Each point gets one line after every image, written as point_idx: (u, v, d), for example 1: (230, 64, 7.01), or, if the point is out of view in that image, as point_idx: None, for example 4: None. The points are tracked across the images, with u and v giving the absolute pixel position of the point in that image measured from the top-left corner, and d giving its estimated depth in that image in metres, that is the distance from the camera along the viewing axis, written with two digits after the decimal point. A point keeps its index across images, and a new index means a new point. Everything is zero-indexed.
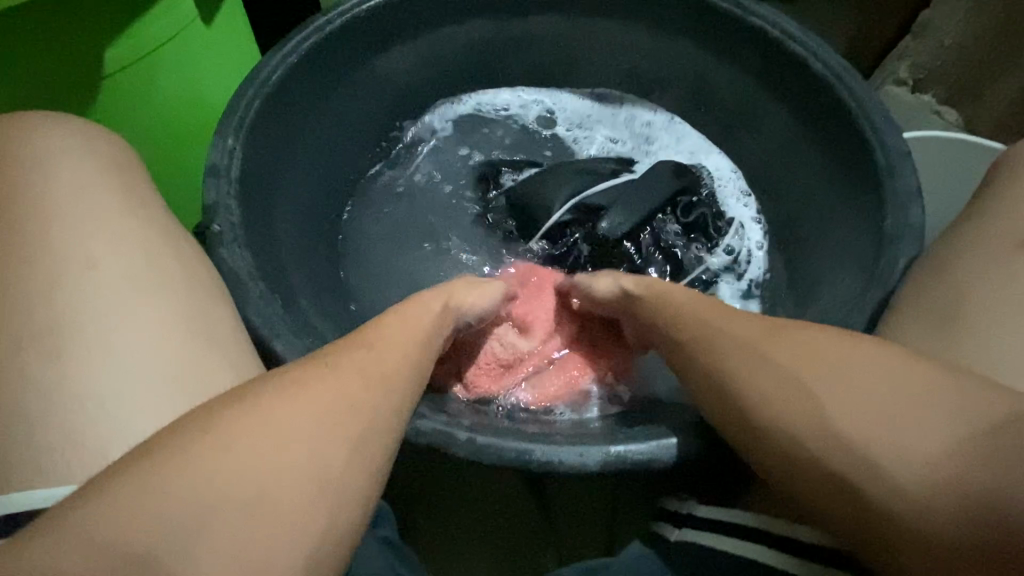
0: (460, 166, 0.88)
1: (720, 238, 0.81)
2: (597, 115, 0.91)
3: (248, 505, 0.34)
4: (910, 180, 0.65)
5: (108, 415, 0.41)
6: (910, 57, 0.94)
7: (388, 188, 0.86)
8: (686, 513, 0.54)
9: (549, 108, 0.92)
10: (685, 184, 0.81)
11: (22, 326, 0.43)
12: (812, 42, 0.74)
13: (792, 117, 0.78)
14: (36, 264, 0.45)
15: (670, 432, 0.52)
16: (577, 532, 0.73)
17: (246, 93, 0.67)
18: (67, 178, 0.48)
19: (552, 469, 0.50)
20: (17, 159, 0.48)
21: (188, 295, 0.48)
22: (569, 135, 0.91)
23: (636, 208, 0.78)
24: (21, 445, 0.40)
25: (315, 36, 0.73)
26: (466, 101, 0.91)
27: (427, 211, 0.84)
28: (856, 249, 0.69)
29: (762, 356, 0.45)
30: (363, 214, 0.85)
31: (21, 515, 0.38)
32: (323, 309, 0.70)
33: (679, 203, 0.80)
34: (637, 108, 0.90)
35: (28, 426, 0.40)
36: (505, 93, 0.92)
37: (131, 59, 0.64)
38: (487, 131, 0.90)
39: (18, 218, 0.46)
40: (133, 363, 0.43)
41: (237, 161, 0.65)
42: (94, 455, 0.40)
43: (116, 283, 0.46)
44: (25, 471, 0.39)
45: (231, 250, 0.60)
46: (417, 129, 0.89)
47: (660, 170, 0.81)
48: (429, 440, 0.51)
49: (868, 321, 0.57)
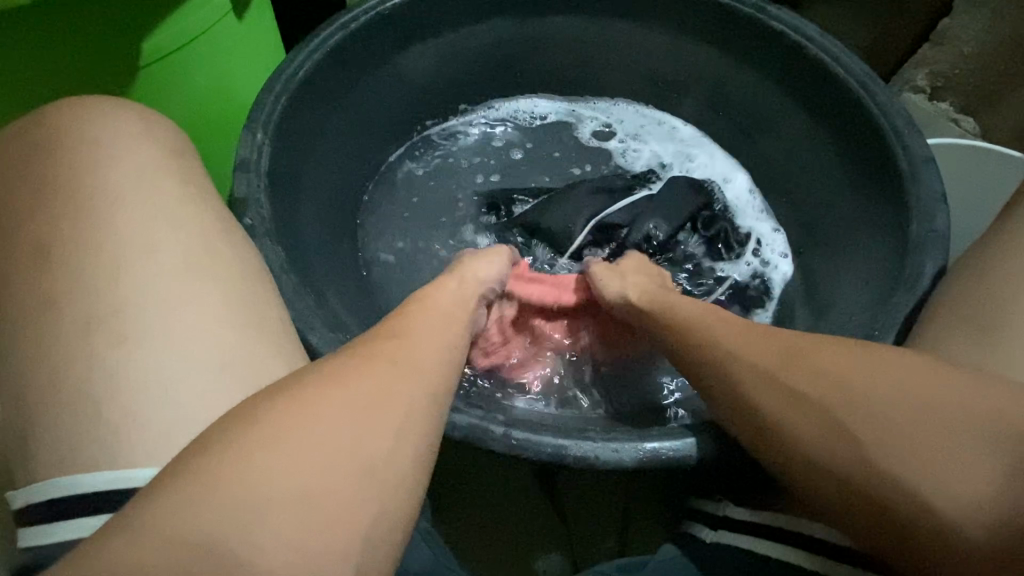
0: (493, 169, 0.89)
1: (743, 249, 0.82)
2: (649, 134, 0.91)
3: (307, 493, 0.35)
4: (935, 186, 0.65)
5: (166, 402, 0.43)
6: (929, 64, 0.95)
7: (426, 189, 0.87)
8: (719, 513, 0.56)
9: (606, 122, 0.93)
10: (703, 202, 0.82)
11: (82, 317, 0.45)
12: (836, 49, 0.74)
13: (814, 121, 0.78)
14: (93, 260, 0.47)
15: (691, 431, 0.52)
16: (589, 528, 0.71)
17: (274, 90, 0.68)
18: (119, 179, 0.51)
19: (589, 464, 0.50)
20: (74, 160, 0.51)
21: (242, 286, 0.51)
22: (620, 147, 0.91)
23: (664, 224, 0.78)
24: (81, 428, 0.42)
25: (340, 33, 0.73)
26: (511, 105, 0.93)
27: (438, 218, 0.84)
28: (877, 255, 0.69)
29: (799, 362, 0.45)
30: (379, 216, 0.84)
31: (86, 495, 0.40)
32: (351, 305, 0.70)
33: (698, 218, 0.81)
34: (677, 123, 0.92)
35: (87, 411, 0.42)
36: (551, 99, 0.94)
37: (165, 52, 0.65)
38: (524, 142, 0.91)
39: (74, 217, 0.48)
40: (186, 356, 0.45)
41: (266, 155, 0.65)
42: (152, 438, 0.42)
43: (168, 277, 0.48)
44: (86, 454, 0.41)
45: (264, 242, 0.61)
46: (449, 131, 0.91)
47: (677, 187, 0.82)
48: (464, 435, 0.51)
49: (896, 332, 0.57)
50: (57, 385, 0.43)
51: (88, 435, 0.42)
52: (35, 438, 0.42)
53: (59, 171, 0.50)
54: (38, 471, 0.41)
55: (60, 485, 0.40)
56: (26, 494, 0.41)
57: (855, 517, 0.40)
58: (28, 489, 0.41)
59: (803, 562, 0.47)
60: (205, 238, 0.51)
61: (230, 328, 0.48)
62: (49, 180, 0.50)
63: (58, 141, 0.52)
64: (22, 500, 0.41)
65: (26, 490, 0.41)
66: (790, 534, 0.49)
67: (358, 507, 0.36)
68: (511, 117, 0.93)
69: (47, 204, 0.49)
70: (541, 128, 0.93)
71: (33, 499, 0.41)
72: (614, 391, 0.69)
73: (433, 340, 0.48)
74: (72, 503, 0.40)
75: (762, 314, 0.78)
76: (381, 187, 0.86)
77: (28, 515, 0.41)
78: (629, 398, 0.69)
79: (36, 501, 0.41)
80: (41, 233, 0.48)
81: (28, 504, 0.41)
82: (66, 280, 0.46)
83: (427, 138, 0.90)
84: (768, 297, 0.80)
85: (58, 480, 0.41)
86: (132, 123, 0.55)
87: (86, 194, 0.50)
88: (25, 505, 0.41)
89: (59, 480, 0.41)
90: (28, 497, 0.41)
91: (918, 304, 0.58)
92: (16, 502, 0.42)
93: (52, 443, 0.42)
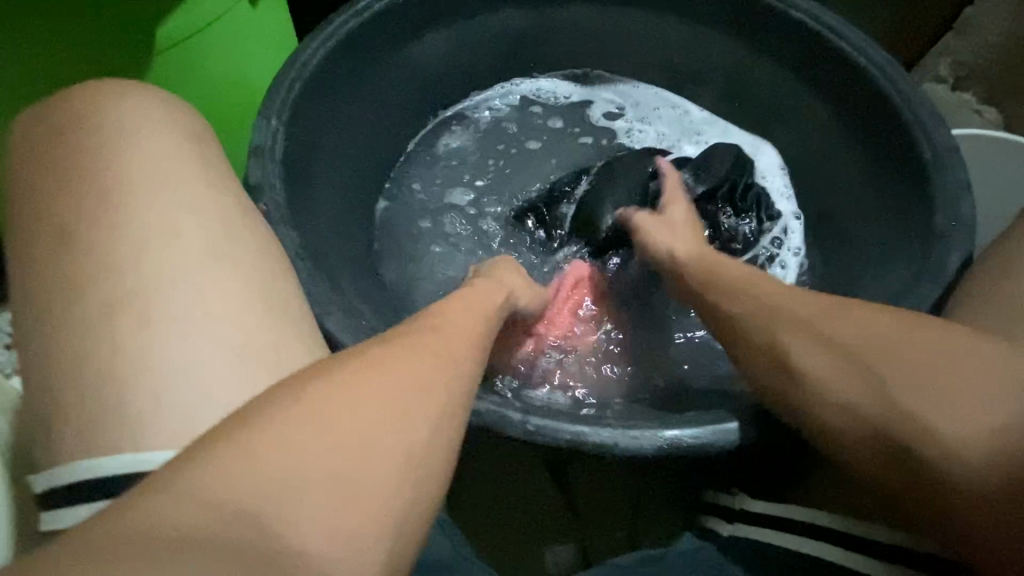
0: (510, 146, 0.88)
1: (771, 226, 0.81)
2: (658, 117, 0.89)
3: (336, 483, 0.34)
4: (960, 174, 0.64)
5: (192, 385, 0.44)
6: (952, 55, 0.93)
7: (450, 172, 0.86)
8: (737, 507, 0.55)
9: (618, 103, 0.91)
10: (745, 169, 0.80)
11: (105, 300, 0.45)
12: (855, 36, 0.73)
13: (833, 111, 0.77)
14: (117, 245, 0.47)
15: (730, 415, 0.51)
16: (601, 525, 0.72)
17: (288, 76, 0.67)
18: (139, 164, 0.51)
19: (607, 452, 0.50)
20: (94, 146, 0.51)
21: (262, 272, 0.51)
22: (626, 128, 0.90)
23: (711, 181, 0.78)
24: (108, 410, 0.42)
25: (355, 21, 0.73)
26: (533, 84, 0.91)
27: (461, 198, 0.85)
28: (899, 244, 0.68)
29: (812, 356, 0.45)
30: (417, 197, 0.85)
31: (107, 478, 0.40)
32: (366, 293, 0.70)
33: (738, 187, 0.80)
34: (690, 107, 0.90)
35: (114, 393, 0.42)
36: (577, 75, 0.92)
37: (180, 37, 0.65)
38: (530, 126, 0.90)
39: (96, 204, 0.48)
40: (209, 339, 0.45)
41: (281, 141, 0.65)
42: (179, 420, 0.42)
43: (192, 260, 0.48)
44: (113, 435, 0.41)
45: (280, 228, 0.61)
46: (473, 108, 0.90)
47: (716, 153, 0.81)
48: (482, 420, 0.51)
49: (932, 304, 0.57)
50: (82, 366, 0.43)
51: (116, 417, 0.42)
52: (59, 420, 0.42)
53: (80, 156, 0.50)
54: (63, 454, 0.41)
55: (82, 469, 0.40)
56: (51, 478, 0.41)
57: None
58: (52, 472, 0.41)
59: (826, 554, 0.47)
60: (225, 225, 0.51)
61: (250, 313, 0.48)
62: (71, 164, 0.50)
63: (78, 128, 0.52)
64: (47, 483, 0.41)
65: (50, 473, 0.41)
66: (814, 529, 0.49)
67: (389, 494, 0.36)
68: (530, 99, 0.91)
69: (68, 189, 0.49)
70: (548, 111, 0.91)
71: (57, 482, 0.41)
72: (643, 367, 0.71)
73: (451, 331, 0.48)
74: (98, 486, 0.40)
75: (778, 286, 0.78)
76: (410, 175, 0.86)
77: (53, 499, 0.41)
78: (651, 377, 0.70)
79: (61, 485, 0.41)
80: (64, 218, 0.48)
81: (53, 487, 0.41)
82: (89, 265, 0.46)
83: (458, 119, 0.89)
84: (791, 273, 0.79)
85: (81, 463, 0.41)
86: (149, 108, 0.55)
87: (109, 176, 0.50)
88: (50, 488, 0.41)
89: (84, 463, 0.41)
90: (52, 481, 0.41)
91: (943, 296, 0.57)
92: (40, 486, 0.42)
93: (76, 427, 0.42)
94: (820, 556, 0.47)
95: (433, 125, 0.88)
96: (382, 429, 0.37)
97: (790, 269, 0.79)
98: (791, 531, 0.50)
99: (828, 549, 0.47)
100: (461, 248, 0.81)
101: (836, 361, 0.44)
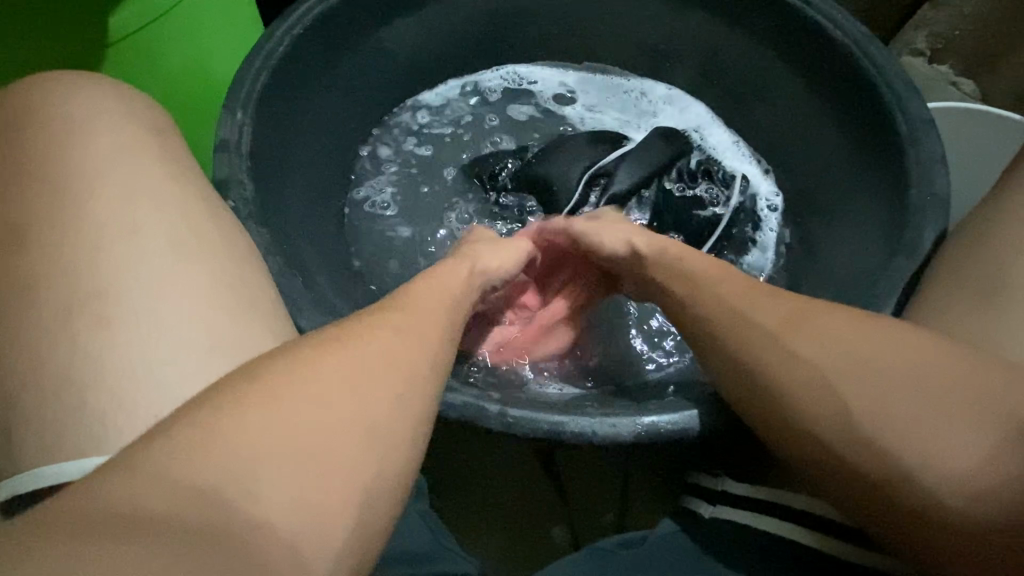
0: (462, 135, 0.87)
1: (730, 188, 0.80)
2: (609, 106, 0.89)
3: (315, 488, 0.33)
4: (935, 148, 0.63)
5: (155, 384, 0.43)
6: (928, 26, 0.92)
7: (420, 155, 0.85)
8: (718, 489, 0.55)
9: (567, 88, 0.90)
10: (678, 148, 0.81)
11: (64, 301, 0.44)
12: (830, 7, 0.71)
13: (807, 85, 0.76)
14: (76, 242, 0.46)
15: (693, 403, 0.52)
16: (585, 512, 0.71)
17: (252, 68, 0.65)
18: (96, 158, 0.49)
19: (584, 440, 0.50)
20: (50, 142, 0.49)
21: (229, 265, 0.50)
22: (575, 115, 0.89)
23: (645, 167, 0.78)
24: (69, 413, 0.41)
25: (320, 6, 0.70)
26: (507, 71, 0.90)
27: (421, 189, 0.83)
28: (880, 219, 0.67)
29: (782, 335, 0.45)
30: (378, 192, 0.82)
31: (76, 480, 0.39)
32: (339, 286, 0.69)
33: (681, 168, 0.80)
34: (654, 85, 0.89)
35: (78, 393, 0.42)
36: (535, 61, 0.90)
37: (139, 26, 0.64)
38: (492, 113, 0.89)
39: (54, 200, 0.47)
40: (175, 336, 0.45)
41: (248, 135, 0.63)
42: (145, 419, 0.42)
43: (156, 255, 0.47)
44: (75, 439, 0.40)
45: (247, 223, 0.59)
46: (443, 95, 0.88)
47: (648, 141, 0.80)
48: (458, 414, 0.51)
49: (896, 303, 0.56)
50: (41, 370, 0.42)
51: (75, 421, 0.41)
52: (20, 425, 0.41)
53: (36, 151, 0.48)
54: (26, 459, 0.40)
55: (48, 474, 0.39)
56: (13, 484, 0.40)
57: (881, 513, 0.40)
58: (15, 479, 0.40)
59: (829, 548, 0.46)
60: (189, 219, 0.50)
61: (216, 310, 0.47)
62: (28, 160, 0.48)
63: (32, 122, 0.50)
64: (8, 491, 0.40)
65: (13, 480, 0.40)
66: (796, 514, 0.49)
67: (370, 489, 0.35)
68: (490, 88, 0.90)
69: (18, 186, 0.47)
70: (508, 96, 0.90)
71: (20, 488, 0.40)
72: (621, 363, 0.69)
73: (421, 317, 0.46)
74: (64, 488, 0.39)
75: (756, 260, 0.79)
76: (385, 149, 0.85)
77: (15, 504, 0.40)
78: (625, 375, 0.68)
79: (23, 491, 0.40)
80: (15, 215, 0.46)
81: (15, 494, 0.40)
82: (48, 264, 0.45)
83: (426, 110, 0.87)
84: (759, 243, 0.80)
85: (46, 468, 0.40)
86: (106, 102, 0.53)
87: (66, 171, 0.48)
88: (11, 495, 0.40)
89: (45, 469, 0.40)
90: (15, 489, 0.40)
91: (919, 270, 0.57)
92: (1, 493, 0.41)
93: (37, 431, 0.41)
94: (801, 543, 0.47)
95: (402, 112, 0.87)
96: (347, 420, 0.36)
97: (771, 238, 0.80)
98: (772, 515, 0.50)
99: (800, 531, 0.48)
100: (425, 240, 0.80)
101: (806, 341, 0.44)
